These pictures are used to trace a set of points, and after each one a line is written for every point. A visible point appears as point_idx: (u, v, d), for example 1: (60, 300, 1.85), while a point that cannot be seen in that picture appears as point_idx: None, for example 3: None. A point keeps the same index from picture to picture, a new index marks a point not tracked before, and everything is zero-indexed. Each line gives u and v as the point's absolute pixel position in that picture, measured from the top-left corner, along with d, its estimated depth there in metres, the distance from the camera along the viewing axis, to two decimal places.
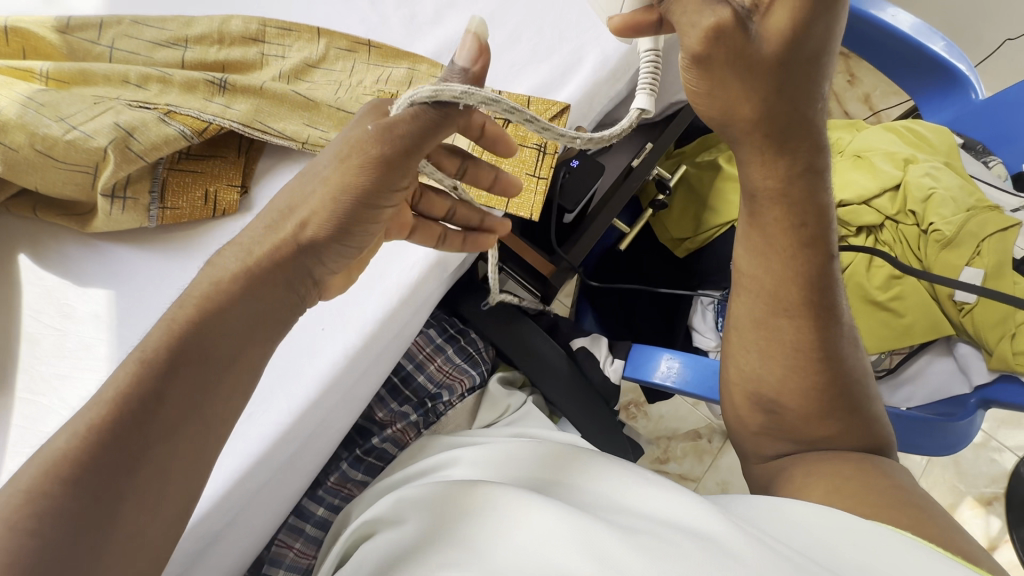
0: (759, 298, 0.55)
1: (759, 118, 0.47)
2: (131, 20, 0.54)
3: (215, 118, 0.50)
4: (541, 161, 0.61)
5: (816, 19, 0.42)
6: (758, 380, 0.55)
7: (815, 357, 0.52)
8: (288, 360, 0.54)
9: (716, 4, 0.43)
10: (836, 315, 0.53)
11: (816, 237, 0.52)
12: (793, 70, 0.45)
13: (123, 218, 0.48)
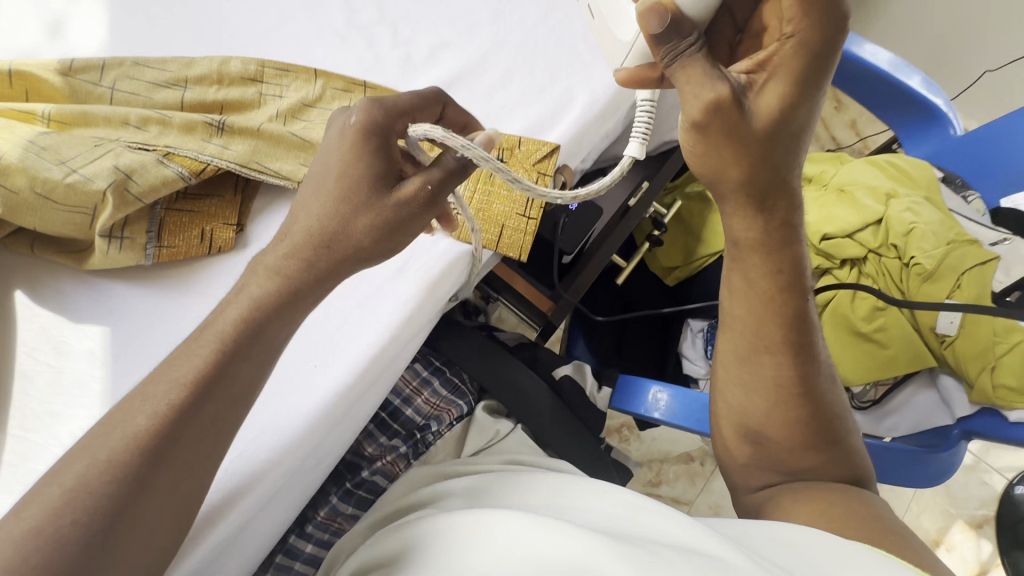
0: (740, 337, 0.56)
1: (748, 178, 0.49)
2: (132, 61, 0.55)
3: (212, 159, 0.51)
4: (531, 203, 0.62)
5: (801, 100, 0.46)
6: (744, 415, 0.55)
7: (796, 392, 0.53)
8: (281, 396, 0.54)
9: (717, 79, 0.45)
10: (813, 353, 0.54)
11: (792, 281, 0.54)
12: (778, 141, 0.48)
13: (119, 257, 0.49)
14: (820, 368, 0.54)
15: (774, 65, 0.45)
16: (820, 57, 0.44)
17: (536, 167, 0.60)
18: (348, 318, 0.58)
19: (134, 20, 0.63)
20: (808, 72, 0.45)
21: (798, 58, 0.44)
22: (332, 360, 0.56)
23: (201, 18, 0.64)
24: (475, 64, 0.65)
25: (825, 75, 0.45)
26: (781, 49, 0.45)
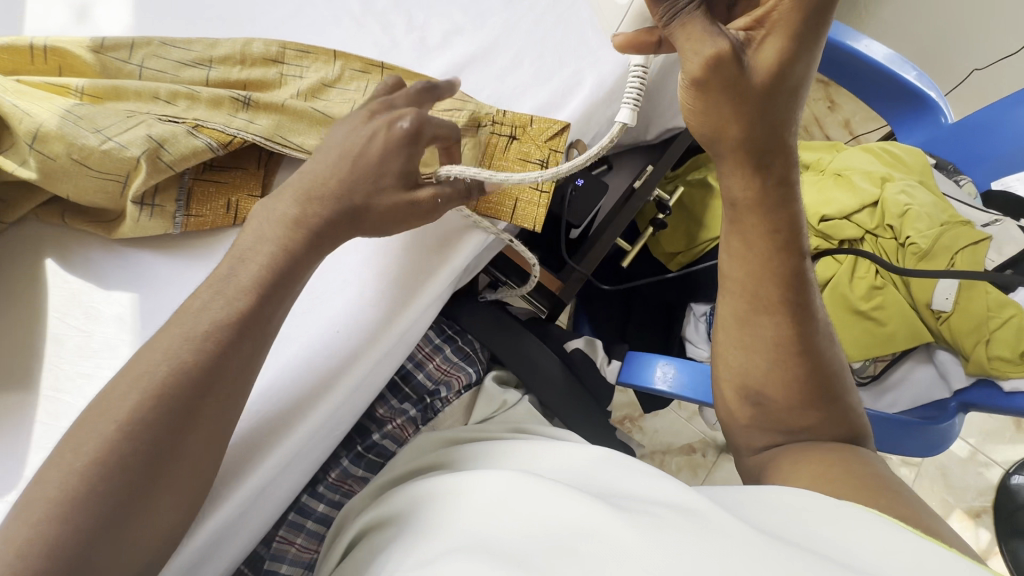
0: (741, 296, 0.58)
1: (747, 135, 0.53)
2: (159, 41, 0.58)
3: (238, 131, 0.53)
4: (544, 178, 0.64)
5: (798, 56, 0.49)
6: (748, 374, 0.57)
7: (795, 351, 0.55)
8: (307, 359, 0.55)
9: (718, 35, 0.48)
10: (811, 312, 0.56)
11: (790, 239, 0.56)
12: (774, 98, 0.51)
13: (149, 224, 0.51)
14: (818, 326, 0.56)
15: (773, 22, 0.49)
16: (817, 14, 0.47)
17: (547, 145, 0.62)
18: (371, 286, 0.60)
19: (159, 5, 0.65)
20: (805, 28, 0.48)
21: (796, 12, 0.47)
22: (357, 326, 0.58)
23: (223, 3, 0.66)
24: (488, 47, 0.67)
25: (820, 25, 0.48)
26: (780, 6, 0.48)
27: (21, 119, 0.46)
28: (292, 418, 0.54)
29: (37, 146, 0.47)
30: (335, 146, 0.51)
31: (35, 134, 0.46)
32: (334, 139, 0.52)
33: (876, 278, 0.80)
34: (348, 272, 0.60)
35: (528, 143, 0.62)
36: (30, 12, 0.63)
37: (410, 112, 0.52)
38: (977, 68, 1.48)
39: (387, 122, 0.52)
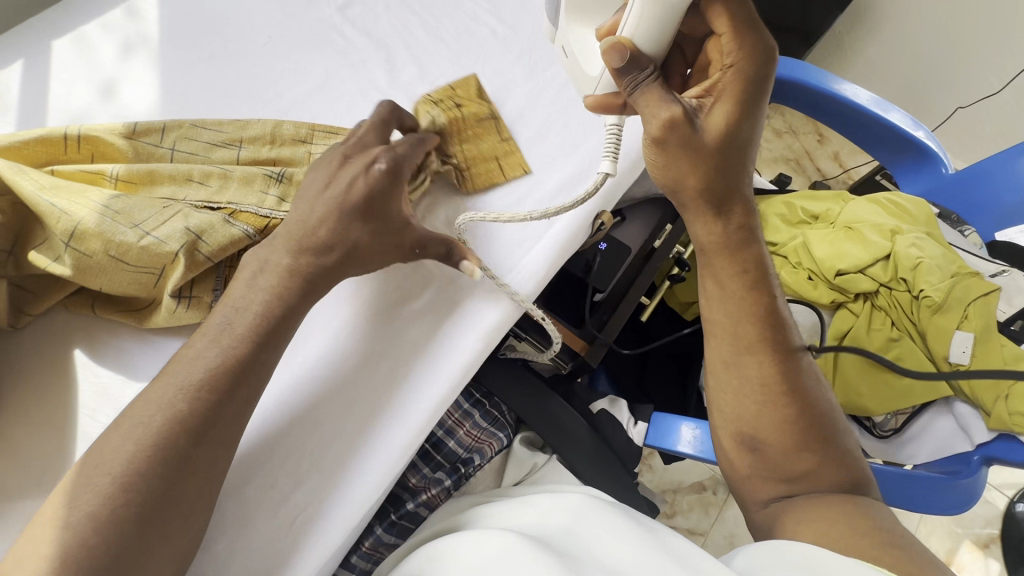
0: (723, 339, 0.58)
1: (706, 186, 0.55)
2: (190, 123, 0.57)
3: (274, 211, 0.53)
4: (499, 126, 0.66)
5: (744, 120, 0.54)
6: (742, 417, 0.57)
7: (783, 391, 0.55)
8: (350, 452, 0.53)
9: (670, 101, 0.52)
10: (792, 351, 0.57)
11: (761, 278, 0.57)
12: (729, 156, 0.54)
13: (185, 315, 0.50)
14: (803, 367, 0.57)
15: (719, 91, 0.53)
16: (757, 84, 0.53)
17: (477, 95, 0.67)
18: (414, 371, 0.57)
19: (187, 83, 0.65)
20: (747, 95, 0.53)
21: (738, 83, 0.52)
22: (396, 416, 0.55)
23: (251, 79, 0.67)
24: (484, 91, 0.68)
25: (758, 93, 0.53)
26: (725, 76, 0.53)
27: (59, 218, 0.45)
28: (325, 517, 0.51)
29: (72, 244, 0.46)
30: (315, 203, 0.51)
31: (71, 232, 0.45)
32: (316, 198, 0.52)
33: (892, 330, 0.82)
34: (390, 351, 0.57)
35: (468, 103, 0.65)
36: (55, 93, 0.63)
37: (381, 150, 0.53)
38: (961, 105, 1.54)
39: (364, 164, 0.53)
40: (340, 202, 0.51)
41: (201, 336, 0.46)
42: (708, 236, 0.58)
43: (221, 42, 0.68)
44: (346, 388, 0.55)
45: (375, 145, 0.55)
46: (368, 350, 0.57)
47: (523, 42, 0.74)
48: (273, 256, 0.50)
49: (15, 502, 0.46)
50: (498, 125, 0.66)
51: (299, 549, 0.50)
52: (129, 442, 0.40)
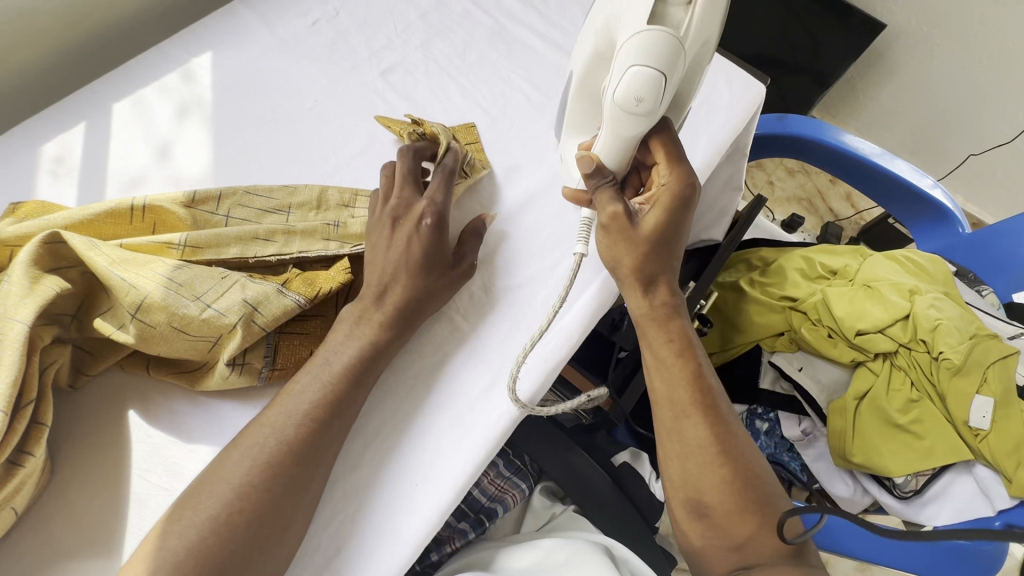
0: (662, 403, 0.57)
1: (638, 268, 0.60)
2: (243, 190, 0.60)
3: (340, 248, 0.60)
4: (460, 133, 0.72)
5: (673, 226, 0.61)
6: (692, 481, 0.54)
7: (719, 452, 0.54)
8: (385, 516, 0.54)
9: (618, 201, 0.61)
10: (725, 413, 0.57)
11: (685, 344, 0.59)
12: (657, 247, 0.60)
13: (237, 380, 0.52)
14: (736, 429, 0.57)
15: (655, 200, 0.61)
16: (686, 201, 0.61)
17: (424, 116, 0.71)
18: (443, 435, 0.57)
19: (237, 145, 0.68)
20: (676, 204, 0.60)
21: (670, 194, 0.60)
22: (430, 483, 0.55)
23: (297, 142, 0.70)
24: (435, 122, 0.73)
25: (685, 208, 0.61)
26: (659, 191, 0.61)
27: (127, 291, 0.48)
28: None
29: (139, 315, 0.48)
30: (393, 269, 0.57)
31: (139, 305, 0.48)
32: (386, 258, 0.57)
33: (912, 391, 0.83)
34: (425, 413, 0.58)
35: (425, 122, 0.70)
36: (112, 154, 0.66)
37: (426, 206, 0.60)
38: (973, 152, 1.57)
39: (414, 223, 0.59)
40: (417, 268, 0.57)
41: (281, 406, 0.51)
42: (642, 307, 0.61)
43: (269, 105, 0.72)
44: (383, 449, 0.56)
45: (418, 199, 0.60)
46: (393, 413, 0.58)
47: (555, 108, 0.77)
48: (341, 349, 0.54)
49: (72, 562, 0.48)
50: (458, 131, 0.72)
51: None
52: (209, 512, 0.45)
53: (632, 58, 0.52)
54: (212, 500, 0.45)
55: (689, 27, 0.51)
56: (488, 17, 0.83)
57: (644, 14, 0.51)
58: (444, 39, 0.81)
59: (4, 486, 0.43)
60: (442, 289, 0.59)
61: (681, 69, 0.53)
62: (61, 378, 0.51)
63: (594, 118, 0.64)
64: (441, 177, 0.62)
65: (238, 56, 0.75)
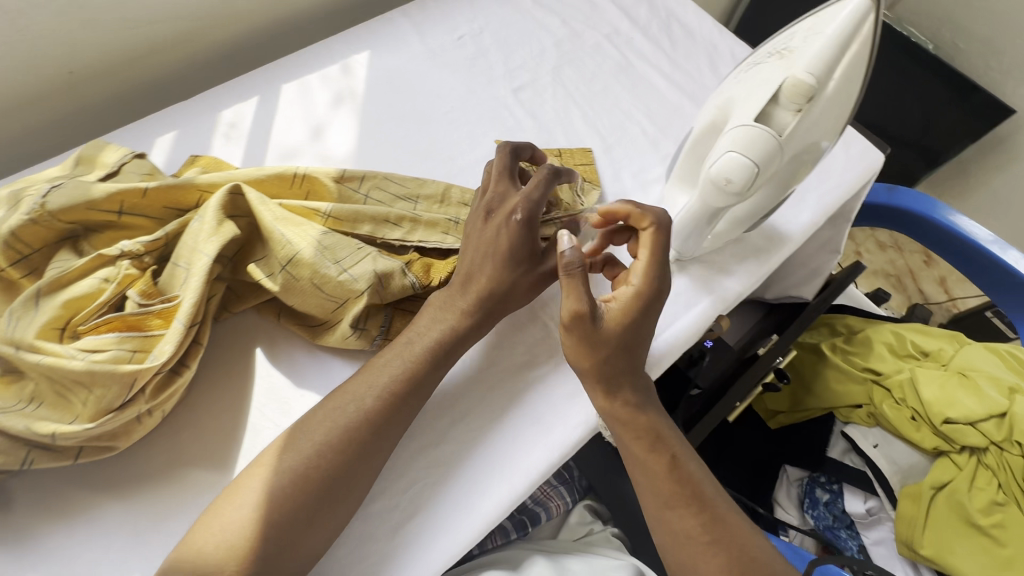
0: (647, 495, 0.57)
1: (597, 377, 0.57)
2: (382, 175, 0.67)
3: (455, 243, 0.65)
4: (576, 156, 0.77)
5: (636, 327, 0.57)
6: (690, 571, 0.54)
7: (707, 540, 0.54)
8: (461, 490, 0.57)
9: (583, 295, 0.55)
10: (711, 497, 0.57)
11: (659, 433, 0.58)
12: (631, 337, 0.57)
13: (354, 341, 0.58)
14: (725, 510, 0.57)
15: (619, 298, 0.57)
16: (653, 301, 0.57)
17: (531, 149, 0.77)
18: (522, 429, 0.60)
19: (379, 137, 0.76)
20: (642, 308, 0.57)
21: (636, 296, 0.57)
22: (506, 471, 0.58)
23: (430, 140, 0.77)
24: (555, 144, 0.78)
25: (650, 309, 0.58)
26: (626, 290, 0.57)
27: (283, 246, 0.55)
28: (420, 554, 0.55)
29: (289, 268, 0.56)
30: (481, 259, 0.60)
31: (292, 259, 0.55)
32: (478, 245, 0.60)
33: (997, 493, 0.78)
34: (510, 405, 0.62)
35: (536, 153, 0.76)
36: (275, 129, 0.75)
37: (518, 202, 0.60)
38: None
39: (504, 216, 0.60)
40: (504, 263, 0.59)
41: (364, 377, 0.56)
42: (607, 408, 0.58)
43: (411, 105, 0.79)
44: (467, 432, 0.60)
45: (514, 194, 0.61)
46: (469, 399, 0.62)
47: (669, 146, 0.80)
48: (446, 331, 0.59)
49: (191, 468, 0.55)
50: (572, 155, 0.77)
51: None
52: (310, 448, 0.51)
53: (732, 144, 0.50)
54: (242, 512, 0.49)
55: (793, 132, 0.50)
56: (617, 54, 0.89)
57: (752, 110, 0.50)
58: (574, 67, 0.86)
59: (166, 389, 0.50)
60: (526, 285, 0.61)
61: (777, 166, 0.51)
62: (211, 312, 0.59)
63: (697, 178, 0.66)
64: (546, 171, 0.62)
65: (391, 59, 0.84)
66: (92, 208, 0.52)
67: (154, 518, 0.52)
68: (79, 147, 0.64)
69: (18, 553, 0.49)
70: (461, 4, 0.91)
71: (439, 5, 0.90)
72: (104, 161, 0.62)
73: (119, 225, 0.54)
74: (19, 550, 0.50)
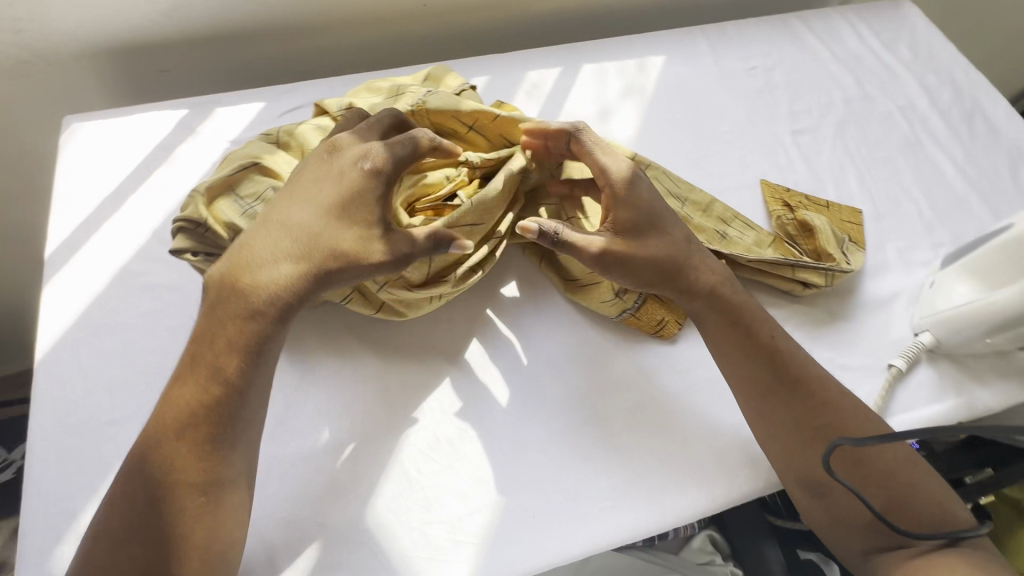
0: (747, 393, 0.58)
1: (656, 279, 0.59)
2: (663, 169, 0.71)
3: (722, 250, 0.67)
4: (840, 210, 0.75)
5: (649, 212, 0.58)
6: (803, 465, 0.55)
7: (812, 426, 0.55)
8: (659, 475, 0.58)
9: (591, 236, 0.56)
10: (815, 389, 0.56)
11: (750, 311, 0.60)
12: (648, 222, 0.58)
13: (609, 306, 0.64)
14: (838, 402, 0.56)
15: (610, 205, 0.58)
16: (635, 180, 0.58)
17: (785, 194, 0.75)
18: (731, 445, 0.60)
19: (656, 134, 0.80)
20: (641, 201, 0.58)
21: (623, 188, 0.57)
22: (706, 476, 0.58)
23: (703, 152, 0.79)
24: (824, 195, 0.77)
25: (640, 194, 0.58)
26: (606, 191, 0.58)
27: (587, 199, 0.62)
28: (609, 516, 0.55)
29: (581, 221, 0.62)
30: (307, 208, 0.53)
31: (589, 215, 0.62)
32: (318, 193, 0.53)
33: None
34: (725, 419, 0.61)
35: (796, 196, 0.75)
36: (569, 100, 0.82)
37: (368, 150, 0.54)
38: None
39: (352, 161, 0.54)
40: (330, 216, 0.52)
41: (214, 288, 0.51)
42: (696, 303, 0.60)
43: (692, 115, 0.83)
44: (685, 433, 0.60)
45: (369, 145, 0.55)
46: (685, 395, 0.62)
47: (944, 234, 0.76)
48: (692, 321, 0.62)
49: (439, 357, 0.62)
50: (836, 208, 0.75)
51: (584, 526, 0.55)
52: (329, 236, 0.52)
53: None
54: (264, 284, 0.51)
55: None
56: (907, 128, 0.86)
57: None
58: (858, 128, 0.85)
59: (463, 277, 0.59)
60: (337, 260, 0.51)
61: None
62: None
63: (1002, 279, 0.61)
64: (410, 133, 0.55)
65: (684, 69, 0.88)
66: (456, 117, 0.62)
67: (407, 386, 0.60)
68: (429, 66, 0.74)
69: (303, 370, 0.60)
70: (760, 37, 0.93)
71: (738, 32, 0.93)
72: (446, 83, 0.71)
73: (462, 137, 0.64)
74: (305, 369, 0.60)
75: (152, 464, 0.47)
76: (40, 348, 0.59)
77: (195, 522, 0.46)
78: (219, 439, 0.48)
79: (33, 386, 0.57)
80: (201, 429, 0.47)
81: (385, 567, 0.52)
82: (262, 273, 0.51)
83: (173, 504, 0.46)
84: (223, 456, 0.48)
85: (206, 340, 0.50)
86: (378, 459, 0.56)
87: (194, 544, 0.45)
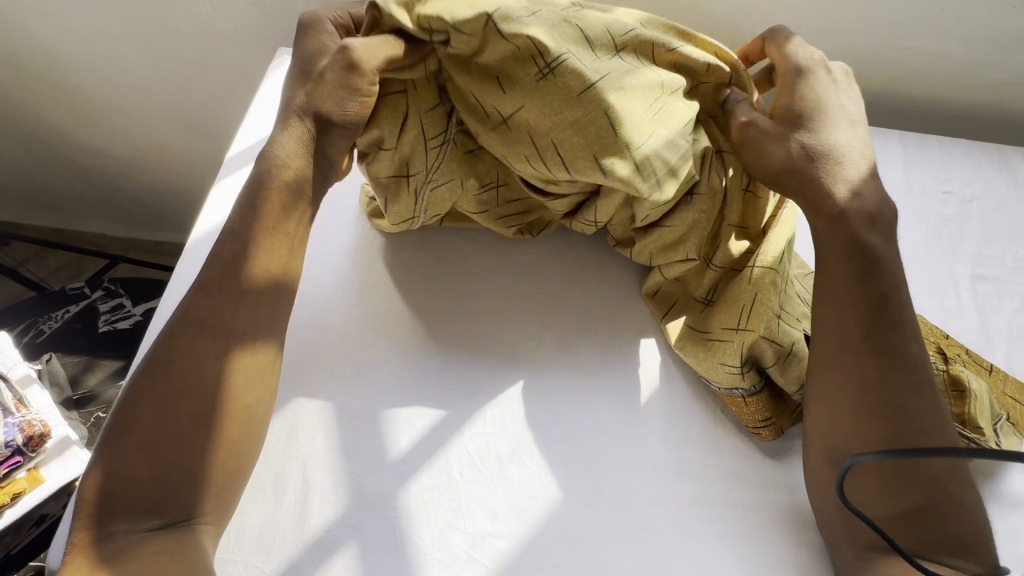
0: (828, 339, 0.53)
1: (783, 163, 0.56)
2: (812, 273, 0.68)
3: None
4: (1003, 380, 0.64)
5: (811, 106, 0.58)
6: (839, 441, 0.52)
7: (883, 398, 0.50)
8: None
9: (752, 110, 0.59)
10: (900, 362, 0.51)
11: (871, 263, 0.54)
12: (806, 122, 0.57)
13: (725, 373, 0.59)
14: (918, 380, 0.51)
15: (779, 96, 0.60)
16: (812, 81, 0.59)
17: (941, 340, 0.66)
18: None
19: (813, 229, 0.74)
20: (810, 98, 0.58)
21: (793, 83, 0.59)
22: None
23: None
24: (987, 357, 0.67)
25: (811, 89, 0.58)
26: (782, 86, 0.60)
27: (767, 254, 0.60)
28: None
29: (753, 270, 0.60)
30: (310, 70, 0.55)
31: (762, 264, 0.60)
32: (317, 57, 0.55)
33: None
34: (784, 553, 0.55)
35: (952, 346, 0.65)
36: None
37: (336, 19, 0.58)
38: None
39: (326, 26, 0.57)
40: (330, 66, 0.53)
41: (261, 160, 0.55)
42: (818, 222, 0.56)
43: None
44: (742, 555, 0.54)
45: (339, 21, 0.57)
46: (750, 508, 0.57)
47: None
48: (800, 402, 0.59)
49: (514, 369, 0.62)
50: (999, 375, 0.65)
51: None
52: (329, 82, 0.53)
53: None
54: (295, 147, 0.54)
55: None
56: None
57: None
58: None
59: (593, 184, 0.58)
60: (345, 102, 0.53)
61: None
62: (648, 248, 0.64)
63: None
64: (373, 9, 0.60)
65: None
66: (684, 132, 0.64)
67: (479, 389, 0.60)
68: None
69: (391, 335, 0.62)
70: (967, 161, 0.83)
71: (941, 148, 0.84)
72: None
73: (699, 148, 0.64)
74: (393, 336, 0.62)
75: (180, 312, 0.50)
76: (194, 233, 0.67)
77: (217, 366, 0.48)
78: (239, 290, 0.51)
79: (178, 264, 0.65)
80: (219, 279, 0.51)
81: (398, 546, 0.52)
82: (287, 133, 0.54)
83: (192, 342, 0.48)
84: (248, 307, 0.51)
85: (241, 210, 0.53)
86: (426, 441, 0.57)
87: (232, 392, 0.48)
